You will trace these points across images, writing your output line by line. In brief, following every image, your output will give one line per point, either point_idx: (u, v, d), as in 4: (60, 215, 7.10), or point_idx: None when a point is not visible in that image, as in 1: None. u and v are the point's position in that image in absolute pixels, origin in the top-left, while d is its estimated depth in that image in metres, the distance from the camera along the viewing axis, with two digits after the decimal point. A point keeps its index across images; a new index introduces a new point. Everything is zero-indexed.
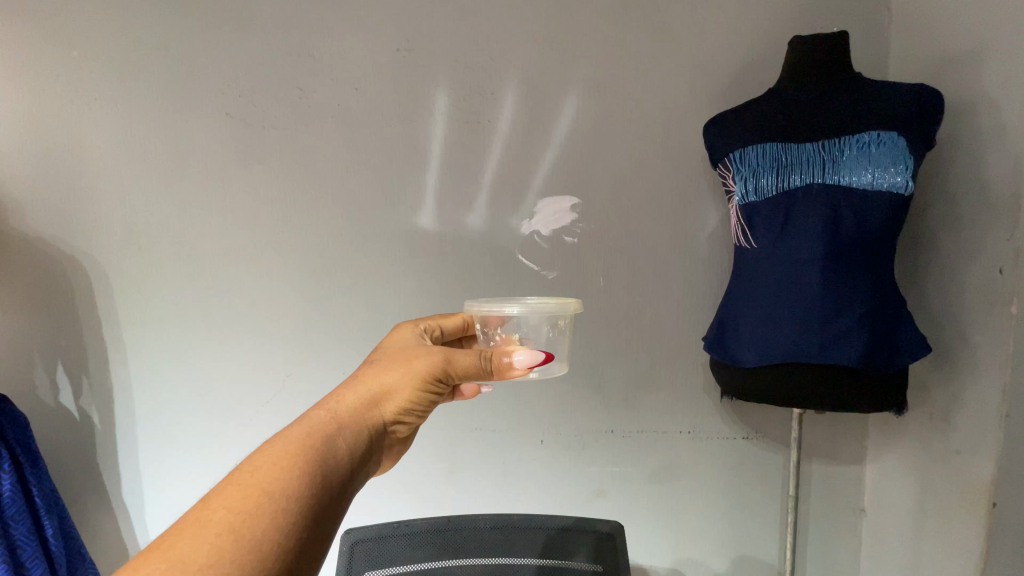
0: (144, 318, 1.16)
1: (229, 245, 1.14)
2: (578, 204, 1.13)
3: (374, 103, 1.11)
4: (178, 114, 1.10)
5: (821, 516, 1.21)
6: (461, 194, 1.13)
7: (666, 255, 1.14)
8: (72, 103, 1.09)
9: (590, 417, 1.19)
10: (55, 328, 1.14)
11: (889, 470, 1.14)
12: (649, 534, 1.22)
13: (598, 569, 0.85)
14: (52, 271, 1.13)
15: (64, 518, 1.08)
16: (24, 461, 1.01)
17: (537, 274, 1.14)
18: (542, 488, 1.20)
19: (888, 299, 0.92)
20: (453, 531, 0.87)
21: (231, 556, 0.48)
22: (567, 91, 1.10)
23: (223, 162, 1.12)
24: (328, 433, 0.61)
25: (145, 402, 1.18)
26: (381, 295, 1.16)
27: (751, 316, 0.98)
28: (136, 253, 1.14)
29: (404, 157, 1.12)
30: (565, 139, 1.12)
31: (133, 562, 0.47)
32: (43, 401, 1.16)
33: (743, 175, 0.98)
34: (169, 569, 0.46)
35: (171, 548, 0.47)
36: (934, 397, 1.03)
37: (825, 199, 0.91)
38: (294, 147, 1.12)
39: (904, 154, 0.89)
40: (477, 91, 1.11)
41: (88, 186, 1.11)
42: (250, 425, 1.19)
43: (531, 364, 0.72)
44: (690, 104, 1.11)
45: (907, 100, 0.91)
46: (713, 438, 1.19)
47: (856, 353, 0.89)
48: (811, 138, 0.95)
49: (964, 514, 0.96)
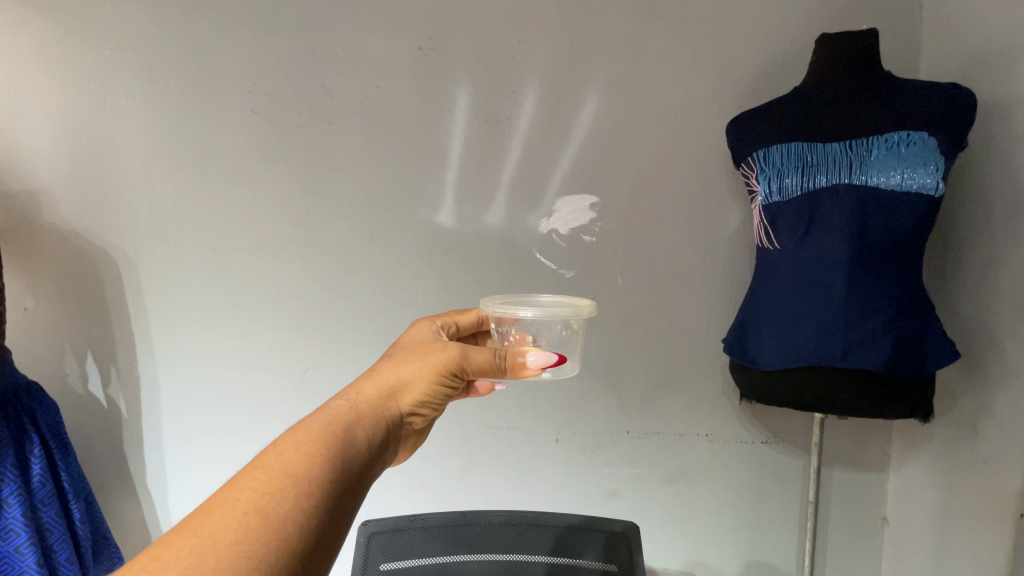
0: (170, 308, 1.19)
1: (252, 239, 1.16)
2: (597, 203, 1.13)
3: (397, 101, 1.12)
4: (204, 112, 1.13)
5: (841, 523, 1.18)
6: (481, 192, 1.14)
7: (687, 255, 1.13)
8: (104, 101, 1.12)
9: (606, 417, 1.18)
10: (85, 318, 1.18)
11: (912, 479, 1.11)
12: (663, 536, 1.21)
13: (612, 570, 0.84)
14: (84, 263, 1.16)
15: (91, 503, 1.11)
16: (54, 445, 1.04)
17: (554, 273, 1.14)
18: (556, 487, 1.20)
19: (916, 303, 0.89)
20: (468, 526, 0.87)
21: (258, 534, 0.48)
22: (588, 90, 1.10)
23: (248, 157, 1.14)
24: (348, 422, 0.62)
25: (169, 390, 1.21)
26: (399, 290, 1.17)
27: (774, 318, 0.96)
28: (163, 246, 1.17)
29: (425, 154, 1.13)
30: (585, 137, 1.11)
31: (164, 537, 0.48)
32: (73, 389, 1.19)
33: (768, 175, 0.97)
34: (199, 545, 0.46)
35: (202, 525, 0.48)
36: (962, 405, 1.00)
37: (852, 200, 0.90)
38: (317, 143, 1.14)
39: (934, 155, 0.87)
40: (499, 90, 1.11)
41: (118, 181, 1.15)
42: (270, 416, 1.21)
43: (544, 365, 0.71)
44: (713, 104, 1.10)
45: (939, 100, 0.89)
46: (731, 442, 1.18)
47: (881, 358, 0.87)
48: (838, 138, 0.93)
49: (992, 526, 0.93)
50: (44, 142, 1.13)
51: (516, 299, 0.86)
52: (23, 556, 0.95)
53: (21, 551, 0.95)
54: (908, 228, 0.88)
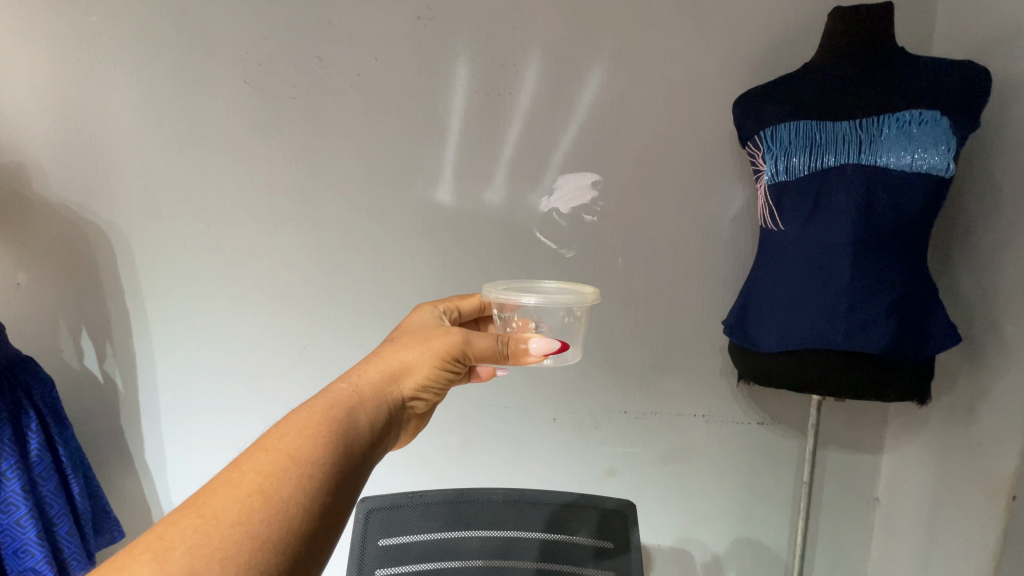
0: (165, 284, 1.17)
1: (246, 214, 1.14)
2: (599, 181, 1.11)
3: (394, 73, 1.09)
4: (195, 81, 1.09)
5: (834, 503, 1.20)
6: (480, 169, 1.11)
7: (688, 236, 1.12)
8: (90, 69, 1.08)
9: (604, 396, 1.18)
10: (78, 292, 1.16)
11: (906, 460, 1.12)
12: (658, 514, 1.23)
13: (609, 547, 0.85)
14: (75, 237, 1.14)
15: (90, 477, 1.11)
16: (51, 420, 1.04)
17: (554, 253, 1.13)
18: (553, 465, 1.21)
19: (920, 286, 0.89)
20: (466, 503, 0.87)
21: (261, 515, 0.48)
22: (590, 64, 1.07)
23: (241, 129, 1.11)
24: (350, 405, 0.61)
25: (166, 366, 1.20)
26: (397, 268, 1.15)
27: (776, 299, 0.95)
28: (156, 220, 1.14)
29: (423, 128, 1.10)
30: (588, 114, 1.09)
31: (168, 517, 0.47)
32: (69, 365, 1.19)
33: (774, 153, 0.95)
34: (202, 526, 0.46)
35: (205, 505, 0.48)
36: (959, 389, 1.00)
37: (860, 180, 0.88)
38: (312, 116, 1.10)
39: (947, 135, 0.85)
40: (500, 63, 1.08)
41: (107, 153, 1.12)
42: (267, 392, 1.21)
43: (546, 351, 0.70)
44: (720, 80, 1.07)
45: (954, 77, 0.86)
46: (728, 423, 1.18)
47: (883, 340, 0.86)
48: (847, 116, 0.91)
49: (984, 508, 0.94)
50: (28, 111, 1.09)
51: (521, 286, 0.84)
52: (23, 529, 0.95)
53: (22, 524, 0.95)
54: (916, 210, 0.86)
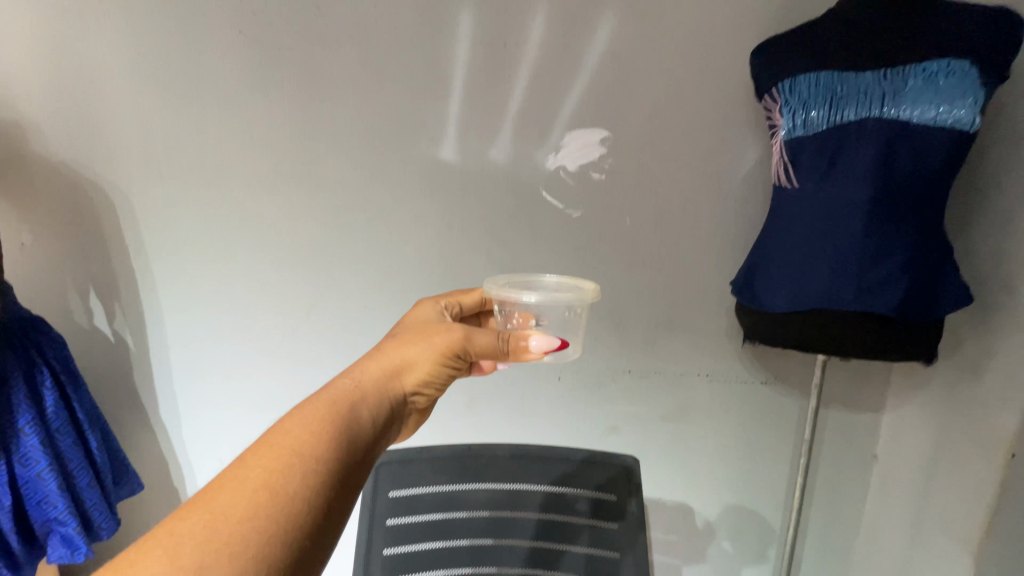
0: (169, 243, 1.16)
1: (247, 173, 1.12)
2: (608, 137, 1.07)
3: (395, 22, 1.03)
4: (188, 32, 1.05)
5: (832, 459, 1.23)
6: (485, 124, 1.08)
7: (699, 194, 1.10)
8: (78, 18, 1.04)
9: (609, 356, 1.19)
10: (83, 252, 1.16)
11: (907, 419, 1.14)
12: (660, 469, 1.26)
13: (613, 500, 0.87)
14: (76, 196, 1.13)
15: (107, 432, 1.14)
16: (65, 378, 1.06)
17: (561, 213, 1.11)
18: (558, 422, 1.23)
19: (935, 246, 0.87)
20: (474, 458, 0.89)
21: (267, 510, 0.48)
22: (601, 12, 1.01)
23: (237, 81, 1.07)
24: (353, 400, 0.61)
25: (175, 325, 1.21)
26: (402, 228, 1.14)
27: (786, 259, 0.94)
28: (157, 179, 1.12)
29: (426, 82, 1.06)
30: (597, 66, 1.04)
31: (177, 511, 0.48)
32: (80, 324, 1.20)
33: (792, 107, 0.92)
34: (209, 520, 0.47)
35: (212, 501, 0.48)
36: (965, 350, 1.00)
37: (880, 136, 0.84)
38: (310, 69, 1.06)
39: (975, 85, 0.81)
40: (506, 11, 1.02)
41: (103, 109, 1.09)
42: (276, 351, 1.22)
43: (547, 349, 0.70)
44: (738, 28, 1.02)
45: (986, 24, 0.82)
46: (732, 382, 1.19)
47: (894, 301, 0.85)
48: (870, 67, 0.87)
49: (981, 467, 0.95)
50: (18, 64, 1.05)
51: (523, 281, 0.85)
52: (44, 481, 0.99)
53: (43, 477, 0.99)
54: (937, 167, 0.83)
